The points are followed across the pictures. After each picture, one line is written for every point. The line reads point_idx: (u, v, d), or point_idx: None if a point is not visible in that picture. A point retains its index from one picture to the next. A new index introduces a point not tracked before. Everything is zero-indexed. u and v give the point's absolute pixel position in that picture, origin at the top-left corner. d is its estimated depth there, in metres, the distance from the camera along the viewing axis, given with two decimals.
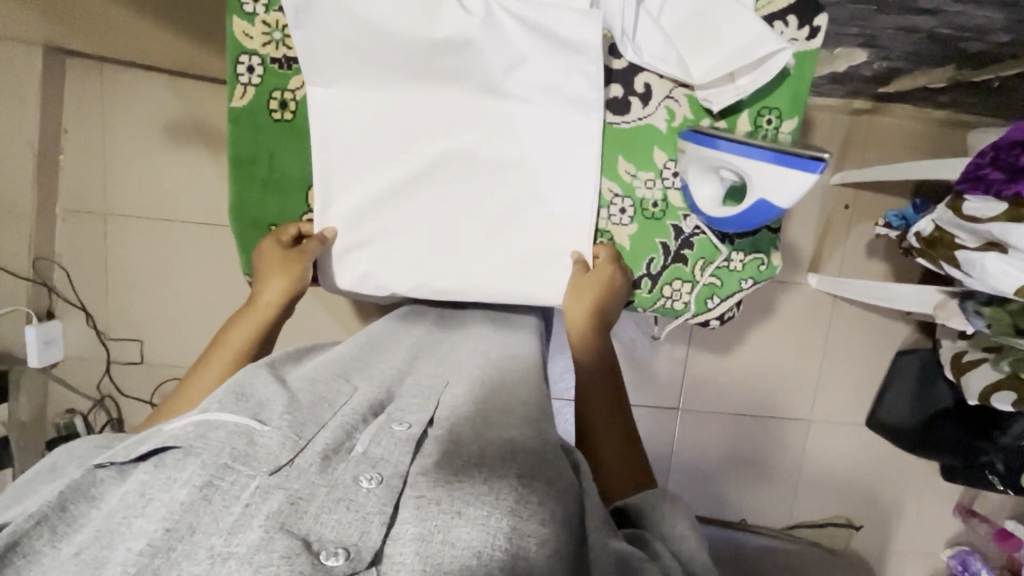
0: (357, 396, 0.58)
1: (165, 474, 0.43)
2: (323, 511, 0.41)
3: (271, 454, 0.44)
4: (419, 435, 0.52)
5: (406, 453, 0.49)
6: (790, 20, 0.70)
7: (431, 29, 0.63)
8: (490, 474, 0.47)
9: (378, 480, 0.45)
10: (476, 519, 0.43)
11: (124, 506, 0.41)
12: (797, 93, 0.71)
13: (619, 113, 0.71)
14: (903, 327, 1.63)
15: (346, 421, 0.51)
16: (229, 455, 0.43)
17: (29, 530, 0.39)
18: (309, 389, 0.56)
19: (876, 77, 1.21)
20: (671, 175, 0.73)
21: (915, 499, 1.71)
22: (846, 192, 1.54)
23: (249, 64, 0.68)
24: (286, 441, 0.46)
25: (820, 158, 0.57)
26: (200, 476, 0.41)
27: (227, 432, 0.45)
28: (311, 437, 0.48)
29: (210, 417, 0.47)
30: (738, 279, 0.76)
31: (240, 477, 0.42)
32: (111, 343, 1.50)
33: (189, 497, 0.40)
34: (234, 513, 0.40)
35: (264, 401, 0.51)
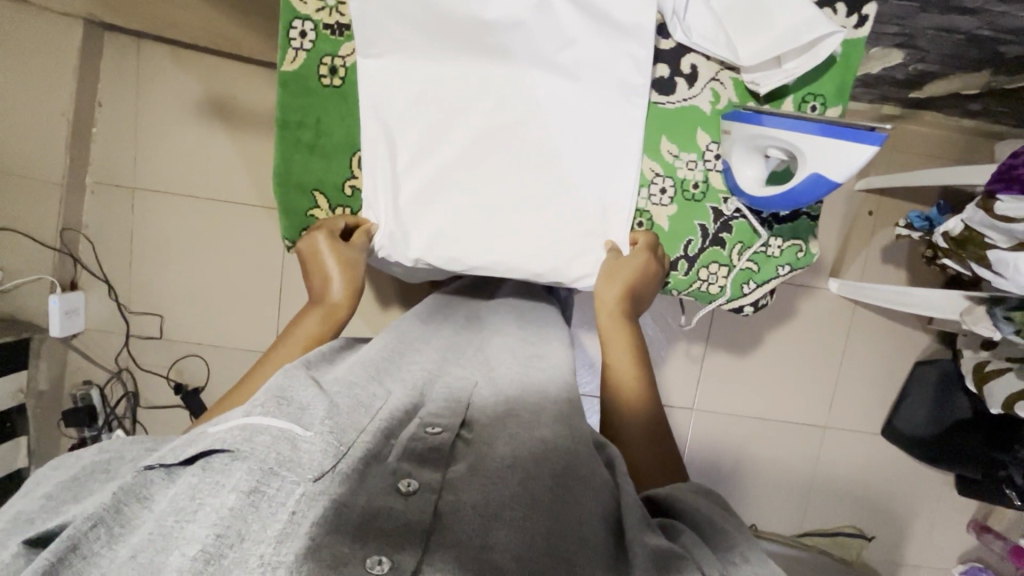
0: (393, 400, 0.57)
1: (213, 478, 0.43)
2: (364, 520, 0.43)
3: (314, 461, 0.45)
4: (449, 441, 0.53)
5: (437, 459, 0.51)
6: (839, 8, 0.71)
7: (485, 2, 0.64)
8: (526, 478, 0.49)
9: (415, 489, 0.46)
10: (513, 522, 0.45)
11: (175, 510, 0.41)
12: (843, 81, 0.72)
13: (665, 93, 0.71)
14: (922, 337, 1.62)
15: (384, 424, 0.53)
16: (274, 460, 0.44)
17: (86, 533, 0.40)
18: (348, 391, 0.54)
19: (909, 81, 1.21)
20: (713, 158, 0.73)
21: (928, 512, 1.69)
22: (871, 198, 1.54)
23: (302, 29, 0.69)
24: (328, 448, 0.47)
25: (877, 129, 0.57)
26: (248, 482, 0.42)
27: (272, 437, 0.45)
28: (351, 442, 0.49)
29: (254, 420, 0.46)
30: (775, 266, 0.76)
31: (285, 483, 0.43)
32: (131, 317, 1.51)
33: (237, 503, 0.41)
34: (281, 521, 0.41)
35: (306, 405, 0.50)
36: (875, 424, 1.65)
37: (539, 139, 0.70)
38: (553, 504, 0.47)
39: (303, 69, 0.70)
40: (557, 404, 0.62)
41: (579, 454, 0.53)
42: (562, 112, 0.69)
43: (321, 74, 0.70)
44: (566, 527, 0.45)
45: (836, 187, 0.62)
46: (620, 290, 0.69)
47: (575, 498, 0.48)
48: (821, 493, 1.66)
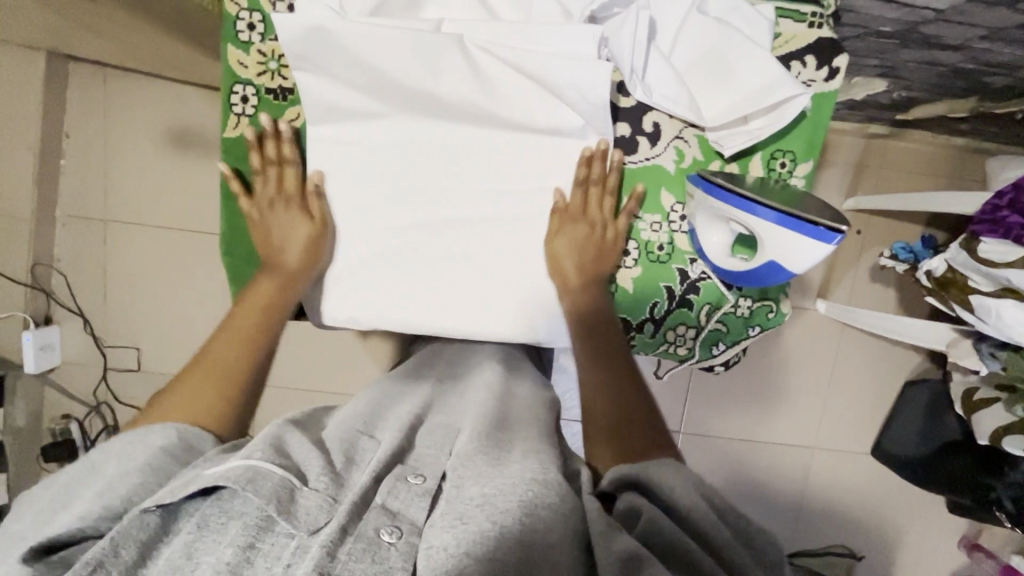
0: (382, 446, 0.54)
1: (210, 534, 0.42)
2: (351, 559, 0.41)
3: (311, 514, 0.44)
4: (435, 488, 0.51)
5: (424, 508, 0.48)
6: (808, 60, 0.67)
7: (429, 75, 0.61)
8: (491, 509, 0.46)
9: (399, 533, 0.45)
10: (483, 556, 0.42)
11: (171, 568, 0.41)
12: (812, 136, 0.68)
13: (626, 153, 0.68)
14: (912, 355, 1.59)
15: (374, 470, 0.49)
16: (275, 508, 0.42)
17: None
18: (339, 447, 0.53)
19: (894, 105, 1.17)
20: (678, 219, 0.70)
21: (921, 530, 1.67)
22: (859, 217, 1.51)
23: (243, 94, 0.66)
24: (324, 501, 0.45)
25: (837, 229, 0.55)
26: (245, 537, 0.41)
27: (273, 485, 0.44)
28: (344, 496, 0.47)
29: (255, 466, 0.45)
30: (744, 326, 0.73)
31: (278, 536, 0.43)
32: (109, 350, 1.49)
33: (234, 559, 0.40)
34: (275, 573, 0.40)
35: (302, 462, 0.48)
36: (865, 442, 1.63)
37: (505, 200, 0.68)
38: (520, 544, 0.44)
39: (247, 134, 0.67)
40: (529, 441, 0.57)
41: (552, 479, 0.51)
42: (533, 171, 0.67)
43: (265, 140, 0.67)
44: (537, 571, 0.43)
45: (793, 275, 0.61)
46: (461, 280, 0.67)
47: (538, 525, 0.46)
48: (812, 512, 1.65)
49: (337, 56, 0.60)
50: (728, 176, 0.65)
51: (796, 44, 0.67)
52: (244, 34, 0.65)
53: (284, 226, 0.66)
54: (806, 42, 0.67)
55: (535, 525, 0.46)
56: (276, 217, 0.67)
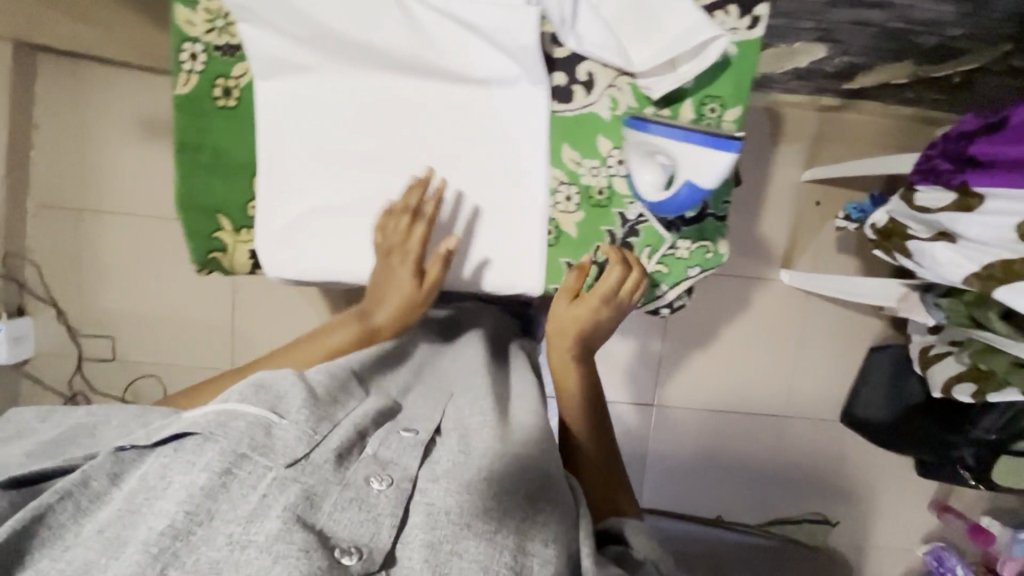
0: (366, 401, 0.62)
1: (184, 458, 0.49)
2: (336, 509, 0.49)
3: (288, 447, 0.51)
4: (426, 442, 0.59)
5: (415, 458, 0.56)
6: (731, 10, 0.71)
7: (367, 27, 0.64)
8: (499, 493, 0.54)
9: (389, 483, 0.52)
10: (481, 534, 0.49)
11: (145, 487, 0.48)
12: (739, 82, 0.72)
13: (563, 101, 0.71)
14: (875, 323, 1.64)
15: (356, 424, 0.57)
16: (247, 446, 0.50)
17: (55, 505, 0.47)
18: (325, 383, 0.61)
19: (839, 73, 1.22)
20: (616, 163, 0.73)
21: (893, 495, 1.71)
22: (818, 188, 1.56)
23: (192, 52, 0.67)
24: (301, 437, 0.52)
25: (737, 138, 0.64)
26: (221, 463, 0.48)
27: (247, 423, 0.51)
28: (325, 433, 0.54)
29: (230, 407, 0.52)
30: (684, 267, 0.76)
31: (257, 467, 0.49)
32: (84, 341, 1.50)
33: (209, 483, 0.47)
34: (251, 501, 0.47)
35: (282, 394, 0.56)
36: (835, 410, 1.67)
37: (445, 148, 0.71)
38: (516, 528, 0.51)
39: (197, 91, 0.69)
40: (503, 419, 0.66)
41: (546, 472, 0.59)
42: (472, 120, 0.70)
43: (215, 96, 0.69)
44: (527, 546, 0.51)
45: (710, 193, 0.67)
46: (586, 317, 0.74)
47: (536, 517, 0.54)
48: (786, 481, 1.68)
49: (277, 9, 0.63)
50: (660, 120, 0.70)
51: None
52: None
53: (392, 287, 0.71)
54: None
55: (531, 521, 0.53)
56: (390, 286, 0.71)
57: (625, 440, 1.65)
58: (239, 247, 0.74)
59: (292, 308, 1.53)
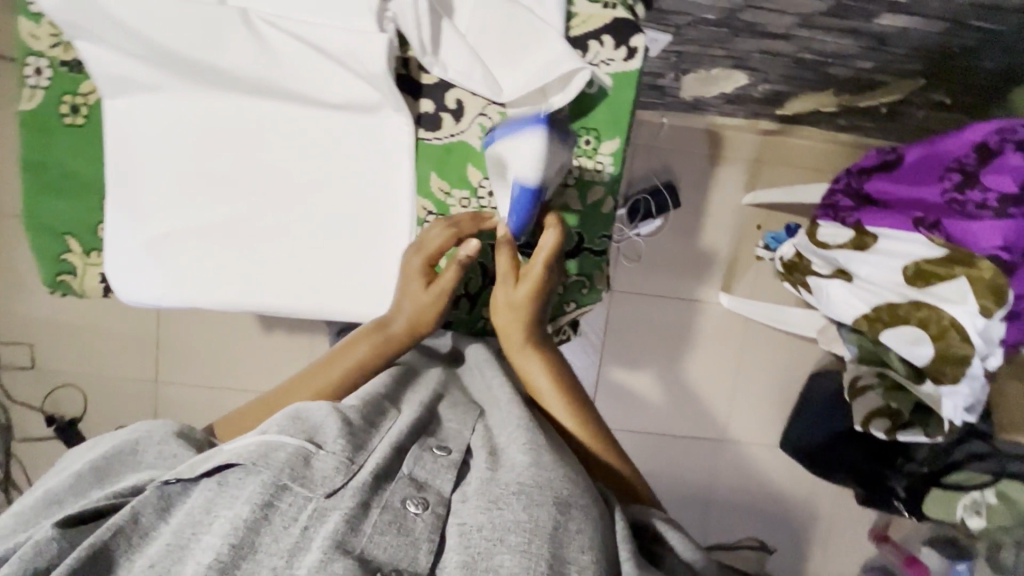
0: (402, 415, 0.59)
1: (230, 490, 0.49)
2: (377, 532, 0.48)
3: (327, 478, 0.49)
4: (457, 462, 0.56)
5: (447, 479, 0.54)
6: (605, 40, 0.68)
7: (213, 52, 0.62)
8: (529, 501, 0.50)
9: (424, 506, 0.51)
10: (516, 546, 0.47)
11: (193, 520, 0.48)
12: (616, 116, 0.70)
13: (430, 129, 0.69)
14: (815, 349, 1.63)
15: (394, 443, 0.54)
16: (289, 476, 0.48)
17: (111, 540, 0.46)
18: (359, 406, 0.57)
19: (767, 99, 1.20)
20: (486, 194, 0.70)
21: (832, 523, 1.70)
22: (758, 212, 1.54)
23: (35, 67, 0.64)
24: (340, 466, 0.50)
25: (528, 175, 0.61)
26: (262, 496, 0.47)
27: (288, 454, 0.50)
28: (364, 459, 0.52)
29: (271, 438, 0.51)
30: (561, 302, 0.76)
31: (297, 499, 0.48)
32: (1, 347, 1.45)
33: (252, 516, 0.46)
34: (294, 535, 0.46)
35: (319, 424, 0.53)
36: (774, 436, 1.66)
37: (304, 174, 0.68)
38: (550, 535, 0.49)
39: (42, 107, 0.66)
40: (522, 417, 0.61)
41: (577, 473, 0.55)
42: (333, 148, 0.68)
43: (62, 113, 0.66)
44: (560, 557, 0.48)
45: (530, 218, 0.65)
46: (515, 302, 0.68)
47: (576, 524, 0.51)
48: (724, 506, 1.66)
49: (112, 28, 0.60)
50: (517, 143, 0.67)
51: (592, 24, 0.68)
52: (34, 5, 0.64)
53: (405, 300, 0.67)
54: (602, 23, 0.68)
55: (563, 523, 0.50)
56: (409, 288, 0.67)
57: None
58: (89, 271, 0.70)
59: (215, 320, 1.49)
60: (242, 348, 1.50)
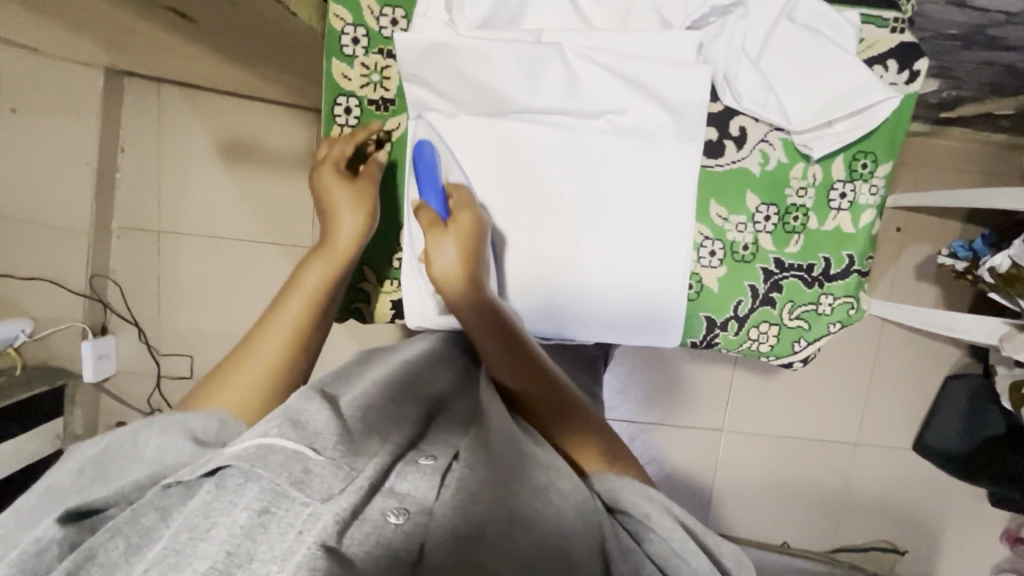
0: (401, 429, 0.55)
1: (227, 497, 0.46)
2: (356, 538, 0.44)
3: (325, 483, 0.45)
4: (445, 468, 0.53)
5: (433, 487, 0.51)
6: (889, 64, 0.69)
7: (532, 96, 0.68)
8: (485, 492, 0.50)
9: (405, 514, 0.47)
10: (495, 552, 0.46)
11: (189, 526, 0.44)
12: (894, 137, 0.70)
13: (713, 156, 0.71)
14: (952, 351, 1.60)
15: (386, 451, 0.51)
16: (287, 480, 0.44)
17: (104, 542, 0.45)
18: (361, 416, 0.53)
19: (941, 104, 1.19)
20: (762, 219, 0.72)
21: (961, 525, 1.68)
22: (898, 214, 1.53)
23: (347, 105, 0.77)
24: (339, 472, 0.46)
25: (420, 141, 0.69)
26: (258, 502, 0.45)
27: (284, 456, 0.45)
28: (362, 470, 0.48)
29: (269, 440, 0.47)
30: (826, 323, 0.75)
31: (294, 505, 0.45)
32: (162, 358, 1.52)
33: (248, 521, 0.43)
34: (288, 540, 0.43)
35: (318, 430, 0.49)
36: (906, 438, 1.65)
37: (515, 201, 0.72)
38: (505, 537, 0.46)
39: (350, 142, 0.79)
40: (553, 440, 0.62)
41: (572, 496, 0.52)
42: (603, 166, 0.71)
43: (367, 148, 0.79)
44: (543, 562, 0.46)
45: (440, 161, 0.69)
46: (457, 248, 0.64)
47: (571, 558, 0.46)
48: (853, 508, 1.67)
49: (447, 73, 0.67)
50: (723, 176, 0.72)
51: (878, 48, 0.69)
52: (348, 49, 0.75)
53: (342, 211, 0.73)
54: (889, 46, 0.69)
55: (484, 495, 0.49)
56: (341, 204, 0.74)
57: (692, 465, 1.64)
58: (382, 298, 0.86)
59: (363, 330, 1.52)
60: None
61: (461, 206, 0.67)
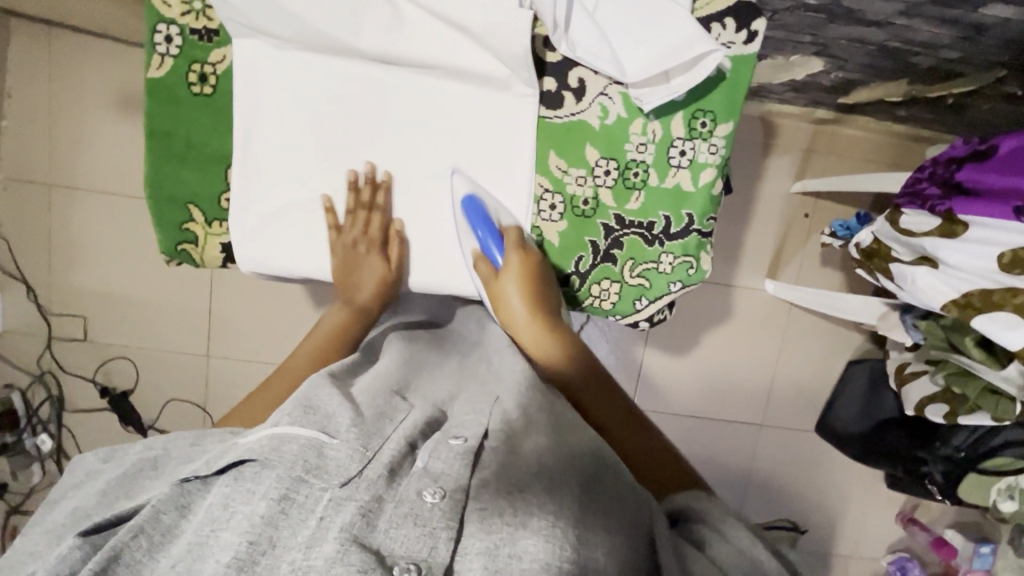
0: (414, 412, 0.60)
1: (244, 486, 0.47)
2: (392, 525, 0.44)
3: (341, 466, 0.48)
4: (476, 448, 0.53)
5: (465, 465, 0.51)
6: (727, 23, 0.69)
7: (356, 36, 0.70)
8: (550, 483, 0.51)
9: (442, 493, 0.47)
10: (539, 531, 0.45)
11: (209, 520, 0.45)
12: (732, 98, 0.72)
13: (552, 108, 0.74)
14: (856, 336, 1.66)
15: (407, 433, 0.54)
16: (302, 468, 0.47)
17: (128, 542, 0.44)
18: (371, 404, 0.59)
19: (834, 87, 1.21)
20: (602, 174, 0.75)
21: (860, 506, 1.75)
22: (806, 200, 1.56)
23: (167, 34, 0.72)
24: (353, 453, 0.49)
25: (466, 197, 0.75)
26: (278, 490, 0.46)
27: (299, 445, 0.49)
28: (377, 448, 0.51)
29: (280, 431, 0.50)
30: (666, 282, 0.78)
31: (313, 490, 0.47)
32: (54, 319, 1.45)
33: (268, 510, 0.44)
34: (310, 526, 0.44)
35: (331, 415, 0.54)
36: (810, 421, 1.70)
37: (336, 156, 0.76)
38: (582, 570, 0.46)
39: (171, 75, 0.73)
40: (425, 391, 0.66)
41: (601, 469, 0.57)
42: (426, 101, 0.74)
43: (190, 82, 0.74)
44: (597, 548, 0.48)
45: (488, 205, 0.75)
46: (519, 287, 0.73)
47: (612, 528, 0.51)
48: (757, 488, 1.71)
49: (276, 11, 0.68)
50: (560, 129, 0.75)
51: (715, 6, 0.69)
52: None
53: (366, 271, 0.80)
54: (724, 5, 0.69)
55: (591, 517, 0.50)
56: (359, 263, 0.79)
57: None
58: (210, 241, 0.79)
59: (268, 296, 1.49)
60: (292, 327, 1.50)
61: (511, 246, 0.74)
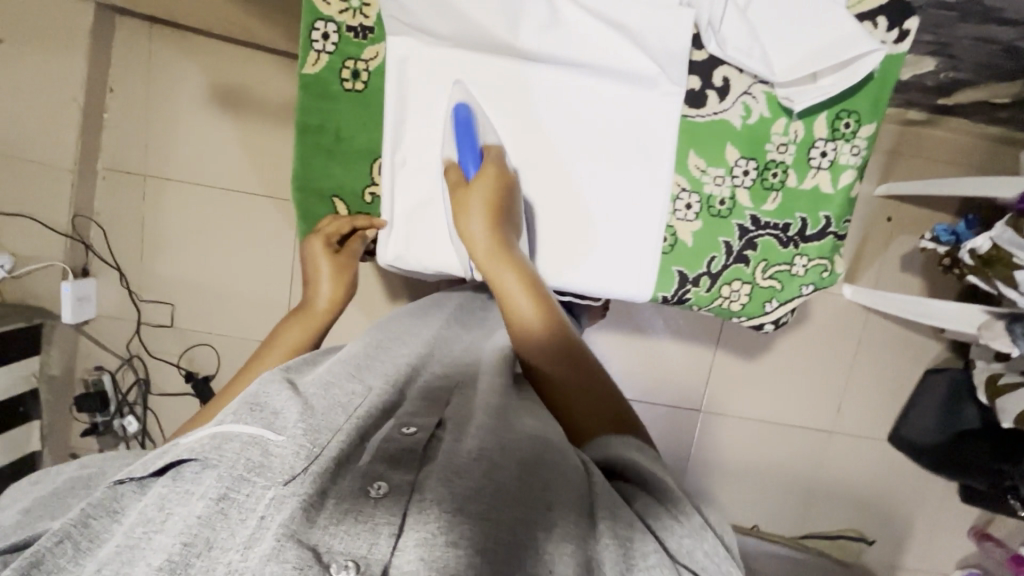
0: (372, 396, 0.53)
1: (183, 487, 0.41)
2: (331, 521, 0.40)
3: (285, 463, 0.42)
4: (426, 441, 0.49)
5: (409, 465, 0.45)
6: (879, 21, 0.73)
7: (512, 37, 0.76)
8: (491, 466, 0.44)
9: (387, 489, 0.43)
10: (477, 515, 0.41)
11: (143, 521, 0.40)
12: (877, 98, 0.75)
13: (695, 106, 0.77)
14: (935, 344, 1.61)
15: (358, 423, 0.48)
16: (243, 467, 0.41)
17: (52, 548, 0.39)
18: (319, 388, 0.51)
19: (940, 88, 1.17)
20: (740, 175, 0.79)
21: (930, 518, 1.70)
22: (890, 204, 1.52)
23: (326, 31, 0.78)
24: (299, 449, 0.43)
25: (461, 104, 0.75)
26: (217, 489, 0.40)
27: (241, 443, 0.42)
28: (322, 441, 0.45)
29: (223, 428, 0.44)
30: (797, 284, 0.83)
31: (255, 489, 0.40)
32: (143, 305, 1.51)
33: (204, 511, 0.39)
34: (250, 526, 0.38)
35: (279, 410, 0.47)
36: (882, 430, 1.66)
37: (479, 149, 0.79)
38: (511, 555, 0.39)
39: (325, 70, 0.79)
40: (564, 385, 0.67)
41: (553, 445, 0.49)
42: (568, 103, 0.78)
43: (344, 78, 0.80)
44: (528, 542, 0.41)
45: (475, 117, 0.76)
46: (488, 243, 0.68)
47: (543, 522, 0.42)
48: (824, 495, 1.67)
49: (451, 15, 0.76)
50: (703, 127, 0.78)
51: (868, 4, 0.72)
52: None
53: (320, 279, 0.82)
54: (878, 3, 0.72)
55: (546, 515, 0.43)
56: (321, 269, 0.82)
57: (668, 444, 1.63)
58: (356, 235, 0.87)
59: None
60: None
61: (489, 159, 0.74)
